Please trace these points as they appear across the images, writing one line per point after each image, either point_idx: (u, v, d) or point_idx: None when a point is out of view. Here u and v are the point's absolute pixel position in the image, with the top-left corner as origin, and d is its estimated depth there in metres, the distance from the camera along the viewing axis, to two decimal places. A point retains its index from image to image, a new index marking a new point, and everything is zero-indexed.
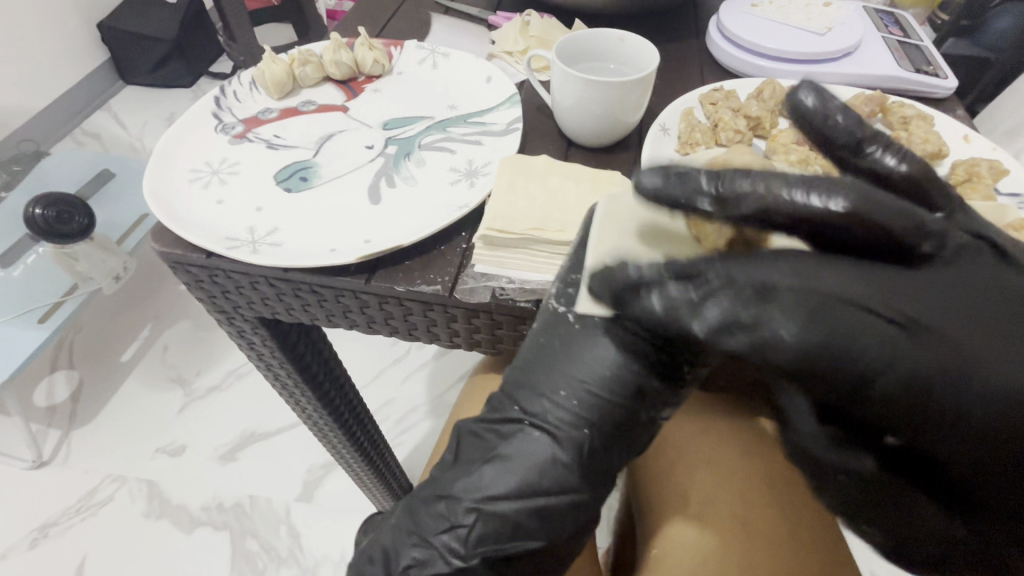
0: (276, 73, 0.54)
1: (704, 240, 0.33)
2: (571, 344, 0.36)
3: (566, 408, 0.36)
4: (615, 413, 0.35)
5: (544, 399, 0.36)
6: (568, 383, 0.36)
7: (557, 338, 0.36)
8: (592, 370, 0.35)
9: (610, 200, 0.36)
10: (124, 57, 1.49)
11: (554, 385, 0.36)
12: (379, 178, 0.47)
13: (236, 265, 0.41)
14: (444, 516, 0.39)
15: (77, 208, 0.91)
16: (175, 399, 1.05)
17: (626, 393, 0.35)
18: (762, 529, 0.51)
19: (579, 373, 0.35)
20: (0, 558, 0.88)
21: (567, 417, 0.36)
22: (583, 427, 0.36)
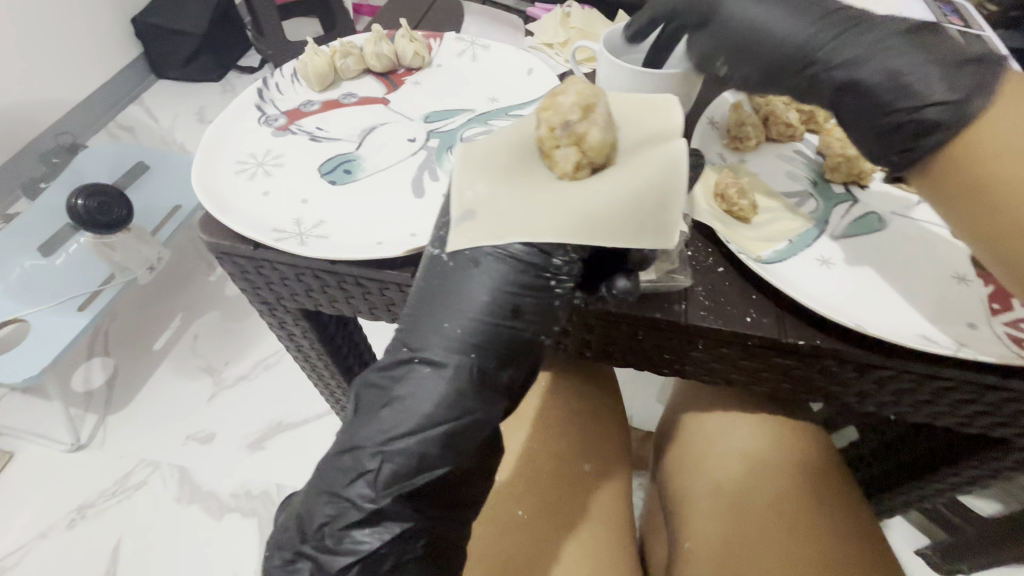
0: (319, 65, 0.54)
1: (555, 168, 0.36)
2: (454, 278, 0.35)
3: (455, 338, 0.34)
4: (499, 337, 0.34)
5: (428, 334, 0.34)
6: (449, 312, 0.34)
7: (436, 276, 0.35)
8: (475, 297, 0.34)
9: (466, 148, 0.38)
10: (158, 51, 1.51)
11: (435, 318, 0.34)
12: (423, 171, 0.47)
13: (284, 256, 0.41)
14: (350, 468, 0.34)
15: (116, 198, 0.93)
16: (206, 387, 1.07)
17: (510, 311, 0.34)
18: (787, 515, 0.50)
19: (461, 299, 0.34)
20: (41, 537, 0.91)
21: (454, 346, 0.34)
22: (469, 351, 0.34)
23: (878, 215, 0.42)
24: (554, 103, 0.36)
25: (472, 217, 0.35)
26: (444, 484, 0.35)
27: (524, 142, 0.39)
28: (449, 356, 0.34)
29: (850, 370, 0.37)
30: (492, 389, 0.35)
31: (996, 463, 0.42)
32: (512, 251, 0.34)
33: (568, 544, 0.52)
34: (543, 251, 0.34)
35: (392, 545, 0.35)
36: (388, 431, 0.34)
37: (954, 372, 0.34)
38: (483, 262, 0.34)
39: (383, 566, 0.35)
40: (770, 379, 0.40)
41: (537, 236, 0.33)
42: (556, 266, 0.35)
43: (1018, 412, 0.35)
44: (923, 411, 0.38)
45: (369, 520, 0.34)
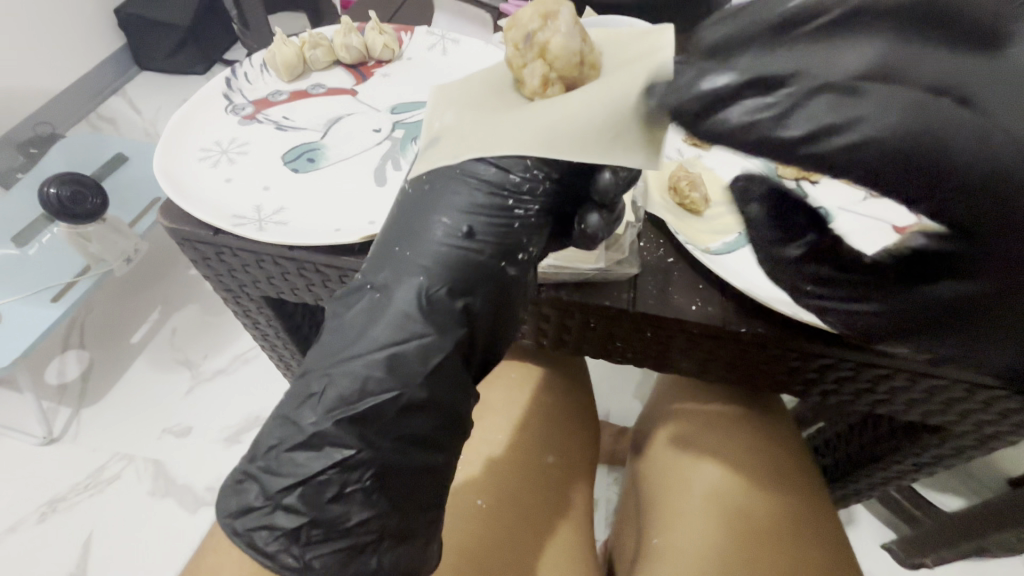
0: (287, 56, 0.54)
1: (527, 90, 0.36)
2: (413, 206, 0.35)
3: (409, 262, 0.34)
4: (454, 251, 0.34)
5: (388, 256, 0.35)
6: (408, 237, 0.34)
7: (399, 205, 0.36)
8: (430, 223, 0.34)
9: (441, 90, 0.40)
10: (140, 43, 1.50)
11: (396, 241, 0.35)
12: (386, 160, 0.47)
13: (243, 243, 0.41)
14: (300, 390, 0.34)
15: (91, 187, 0.92)
16: (182, 381, 1.06)
17: (463, 232, 0.34)
18: (754, 515, 0.50)
19: (422, 225, 0.35)
20: (11, 531, 0.90)
21: (409, 268, 0.34)
22: (421, 271, 0.33)
23: (825, 210, 0.43)
24: (516, 24, 0.37)
25: (440, 141, 0.37)
26: (400, 408, 0.33)
27: (500, 76, 0.39)
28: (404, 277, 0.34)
29: (793, 358, 0.38)
30: (438, 303, 0.33)
31: (935, 449, 0.44)
32: (470, 172, 0.34)
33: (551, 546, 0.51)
34: (500, 170, 0.34)
35: (332, 473, 0.32)
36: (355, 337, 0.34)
37: (887, 358, 0.35)
38: (442, 186, 0.35)
39: (326, 494, 0.32)
40: (719, 365, 0.41)
41: (488, 150, 0.34)
42: (515, 184, 0.34)
43: (950, 398, 0.37)
44: (864, 398, 0.39)
45: (311, 444, 0.32)
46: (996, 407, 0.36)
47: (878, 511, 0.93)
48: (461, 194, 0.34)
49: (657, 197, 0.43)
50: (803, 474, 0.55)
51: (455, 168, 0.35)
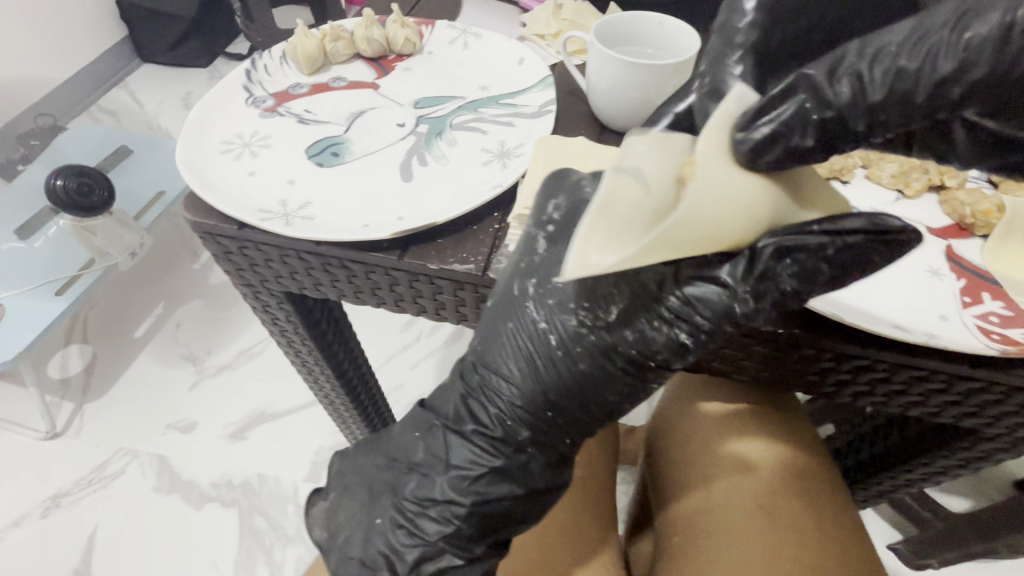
0: (308, 47, 0.53)
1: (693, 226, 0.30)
2: (540, 347, 0.36)
3: (529, 398, 0.38)
4: (564, 392, 0.37)
5: (499, 356, 0.38)
6: (529, 375, 0.37)
7: (524, 336, 0.37)
8: (557, 373, 0.36)
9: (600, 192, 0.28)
10: (143, 34, 1.48)
11: (515, 351, 0.37)
12: (411, 156, 0.46)
13: (269, 237, 0.41)
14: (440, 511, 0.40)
15: (98, 180, 0.92)
16: (187, 376, 1.06)
17: (582, 393, 0.37)
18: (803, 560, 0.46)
19: (545, 372, 0.37)
20: (13, 526, 0.90)
21: (526, 403, 0.38)
22: (541, 410, 0.38)
23: None
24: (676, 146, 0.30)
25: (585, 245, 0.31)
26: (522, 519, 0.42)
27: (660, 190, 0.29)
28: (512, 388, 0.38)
29: (828, 359, 0.37)
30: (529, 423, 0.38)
31: (965, 453, 0.44)
32: (604, 343, 0.35)
33: (596, 559, 0.49)
34: (635, 352, 0.35)
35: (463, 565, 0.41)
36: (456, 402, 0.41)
37: (926, 361, 0.35)
38: (573, 348, 0.36)
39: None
40: (751, 366, 0.41)
41: (627, 334, 0.34)
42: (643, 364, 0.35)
43: (987, 401, 0.37)
44: (897, 400, 0.39)
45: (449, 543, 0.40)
46: None
47: (884, 512, 0.93)
48: (586, 359, 0.35)
49: None
50: (822, 471, 0.54)
51: (591, 341, 0.35)
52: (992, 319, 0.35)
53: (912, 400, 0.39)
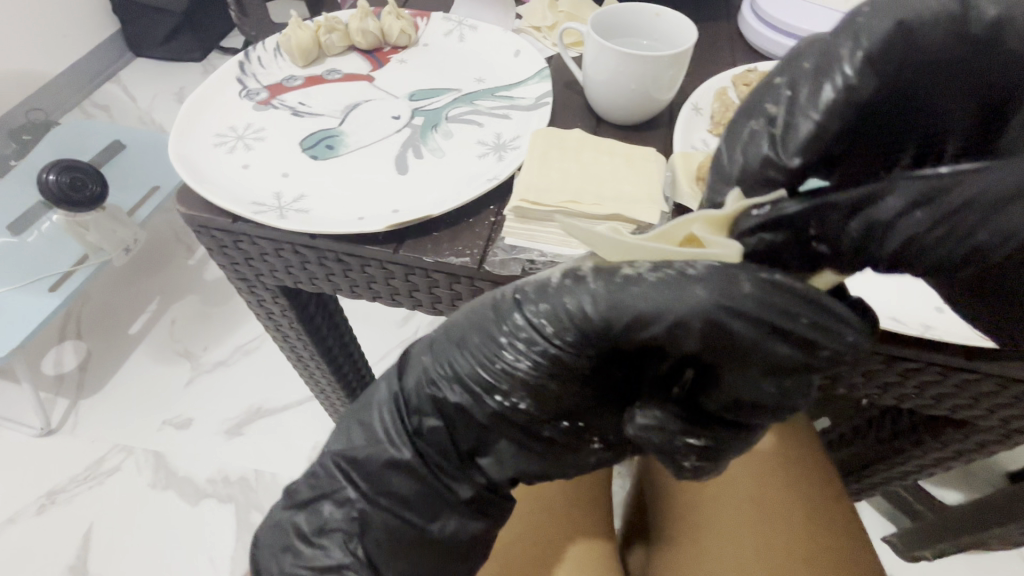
0: (302, 39, 0.53)
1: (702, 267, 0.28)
2: (478, 324, 0.34)
3: (454, 377, 0.36)
4: (455, 389, 0.36)
5: (415, 360, 0.39)
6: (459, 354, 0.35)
7: (471, 314, 0.35)
8: (479, 355, 0.34)
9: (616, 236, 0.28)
10: (135, 28, 1.47)
11: (423, 350, 0.38)
12: (406, 148, 0.46)
13: (264, 230, 0.40)
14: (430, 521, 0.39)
15: (91, 175, 0.91)
16: (183, 372, 1.05)
17: (506, 388, 0.34)
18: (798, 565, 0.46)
19: (468, 353, 0.35)
20: (8, 523, 0.89)
21: (452, 382, 0.36)
22: (462, 393, 0.36)
23: None
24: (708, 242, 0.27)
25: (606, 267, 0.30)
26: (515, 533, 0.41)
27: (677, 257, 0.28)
28: (417, 383, 0.38)
29: None
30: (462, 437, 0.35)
31: (958, 444, 0.44)
32: (533, 329, 0.32)
33: (575, 545, 0.49)
34: (557, 343, 0.31)
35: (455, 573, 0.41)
36: (382, 398, 0.40)
37: (922, 352, 0.35)
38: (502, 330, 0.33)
39: None
40: None
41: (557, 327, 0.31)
42: (567, 359, 0.32)
43: (982, 393, 0.37)
44: (893, 392, 0.39)
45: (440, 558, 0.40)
46: None
47: (877, 506, 0.94)
48: (506, 350, 0.33)
49: (689, 187, 0.40)
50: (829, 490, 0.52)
51: (516, 326, 0.32)
52: None
53: (907, 393, 0.39)
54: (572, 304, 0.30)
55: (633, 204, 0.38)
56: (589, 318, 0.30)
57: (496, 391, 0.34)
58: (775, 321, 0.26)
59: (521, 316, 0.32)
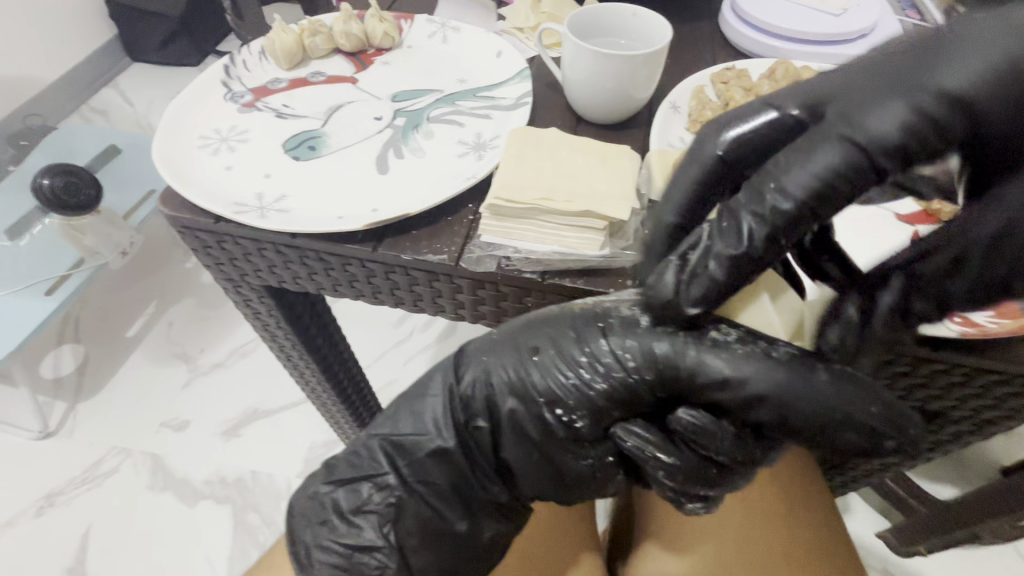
0: (286, 42, 0.54)
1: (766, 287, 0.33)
2: (561, 336, 0.36)
3: (520, 382, 0.36)
4: (514, 397, 0.36)
5: (475, 356, 0.38)
6: (533, 362, 0.36)
7: (551, 325, 0.36)
8: (554, 368, 0.35)
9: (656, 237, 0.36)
10: (132, 34, 1.48)
11: (484, 354, 0.38)
12: (387, 148, 0.47)
13: (245, 230, 0.41)
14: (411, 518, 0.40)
15: (85, 179, 0.92)
16: (180, 375, 1.06)
17: (570, 408, 0.35)
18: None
19: (541, 362, 0.36)
20: (7, 526, 0.90)
21: (515, 387, 0.36)
22: (518, 402, 0.36)
23: None
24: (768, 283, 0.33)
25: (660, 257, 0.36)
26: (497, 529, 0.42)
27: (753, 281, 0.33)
28: (478, 383, 0.38)
29: None
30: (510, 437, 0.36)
31: (934, 437, 0.45)
32: (616, 353, 0.34)
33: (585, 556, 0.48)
34: (634, 365, 0.34)
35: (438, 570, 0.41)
36: (434, 391, 0.39)
37: (887, 344, 0.35)
38: (586, 342, 0.35)
39: None
40: None
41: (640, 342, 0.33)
42: (637, 381, 0.34)
43: (950, 383, 0.37)
44: None
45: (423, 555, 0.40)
46: (997, 397, 0.37)
47: (872, 502, 0.93)
48: (584, 369, 0.35)
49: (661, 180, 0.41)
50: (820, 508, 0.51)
51: (598, 346, 0.35)
52: None
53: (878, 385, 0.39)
54: (657, 347, 0.33)
55: (605, 200, 0.38)
56: (669, 360, 0.33)
57: (563, 409, 0.35)
58: (834, 399, 0.31)
59: (600, 339, 0.35)
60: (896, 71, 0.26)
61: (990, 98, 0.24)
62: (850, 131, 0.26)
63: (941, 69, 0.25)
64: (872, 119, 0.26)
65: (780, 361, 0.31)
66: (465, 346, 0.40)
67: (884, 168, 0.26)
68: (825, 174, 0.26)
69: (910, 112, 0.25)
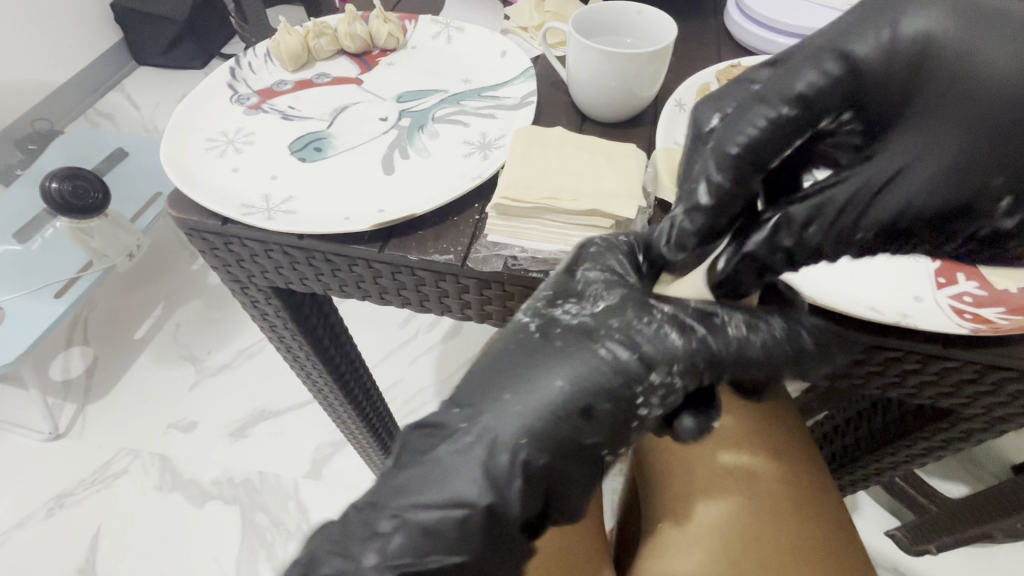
0: (291, 45, 0.54)
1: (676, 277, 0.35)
2: (563, 354, 0.31)
3: (546, 428, 0.30)
4: (568, 457, 0.30)
5: (495, 416, 0.30)
6: (540, 396, 0.30)
7: (542, 347, 0.32)
8: (568, 393, 0.30)
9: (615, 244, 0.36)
10: (138, 37, 1.49)
11: (496, 422, 0.30)
12: (393, 149, 0.47)
13: (252, 232, 0.41)
14: None
15: (93, 182, 0.92)
16: (187, 376, 1.06)
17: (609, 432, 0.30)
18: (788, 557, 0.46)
19: (544, 385, 0.30)
20: (18, 527, 0.90)
21: (545, 437, 0.30)
22: (553, 454, 0.30)
23: None
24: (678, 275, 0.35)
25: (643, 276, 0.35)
26: None
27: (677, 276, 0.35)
28: (509, 461, 0.30)
29: None
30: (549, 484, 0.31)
31: (945, 433, 0.45)
32: (617, 354, 0.31)
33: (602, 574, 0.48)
34: (645, 362, 0.31)
35: None
36: (454, 494, 0.30)
37: (898, 341, 0.35)
38: (584, 352, 0.31)
39: None
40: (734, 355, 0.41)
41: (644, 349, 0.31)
42: (651, 382, 0.31)
43: (961, 381, 0.37)
44: (876, 382, 0.39)
45: None
46: (1010, 394, 0.36)
47: (880, 501, 0.92)
48: (602, 379, 0.30)
49: (668, 182, 0.41)
50: (820, 483, 0.53)
51: (598, 352, 0.31)
52: (965, 299, 0.36)
53: (892, 384, 0.39)
54: (693, 350, 0.32)
55: (611, 199, 0.38)
56: (709, 356, 0.32)
57: (606, 448, 0.31)
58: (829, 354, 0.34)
59: (608, 354, 0.31)
60: (821, 39, 0.27)
61: (884, 67, 0.26)
62: (776, 91, 0.28)
63: (856, 36, 0.26)
64: (791, 78, 0.27)
65: (783, 330, 0.33)
66: (471, 415, 0.31)
67: (803, 123, 0.28)
68: (765, 126, 0.28)
69: (824, 72, 0.27)
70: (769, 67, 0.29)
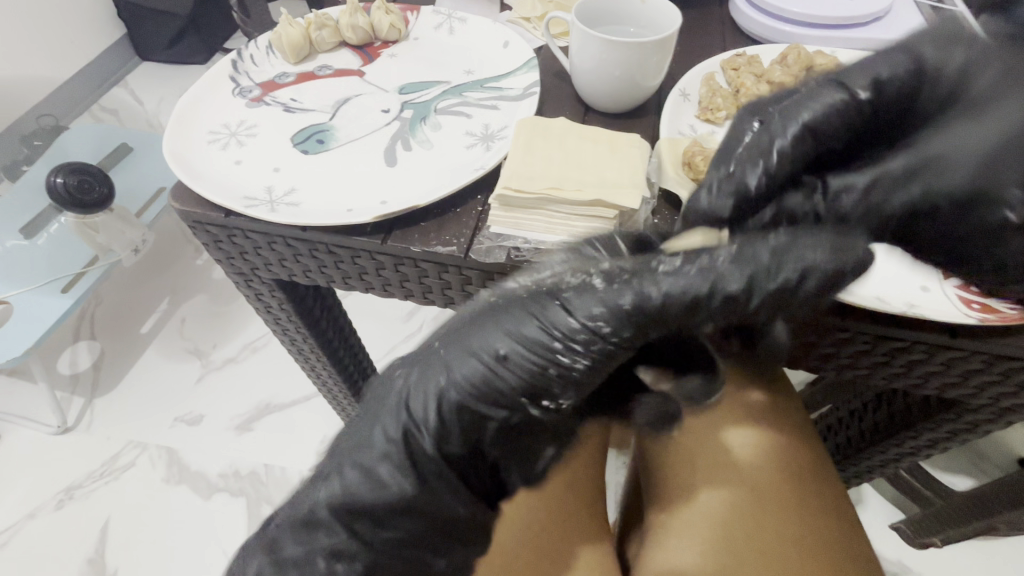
0: (293, 36, 0.53)
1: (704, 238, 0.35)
2: (492, 314, 0.34)
3: (467, 381, 0.33)
4: (483, 402, 0.32)
5: (428, 369, 0.34)
6: (462, 349, 0.33)
7: (477, 312, 0.34)
8: (489, 344, 0.33)
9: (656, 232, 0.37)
10: (142, 34, 1.49)
11: (423, 371, 0.34)
12: (395, 141, 0.47)
13: (255, 223, 0.41)
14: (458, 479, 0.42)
15: (97, 177, 0.92)
16: (193, 370, 1.07)
17: (536, 382, 0.32)
18: (780, 553, 0.46)
19: (471, 337, 0.34)
20: (29, 518, 0.91)
21: (467, 386, 0.33)
22: (479, 402, 0.32)
23: None
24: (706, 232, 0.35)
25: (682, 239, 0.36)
26: None
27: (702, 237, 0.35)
28: (430, 404, 0.33)
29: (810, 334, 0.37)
30: (478, 431, 0.33)
31: (951, 426, 0.45)
32: (548, 315, 0.32)
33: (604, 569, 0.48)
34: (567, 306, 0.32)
35: None
36: (381, 444, 0.33)
37: (900, 331, 0.35)
38: (512, 310, 0.33)
39: None
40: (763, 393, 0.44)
41: (575, 301, 0.32)
42: (573, 330, 0.32)
43: (968, 371, 0.37)
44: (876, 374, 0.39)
45: None
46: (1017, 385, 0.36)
47: (886, 493, 0.91)
48: (524, 327, 0.33)
49: (673, 171, 0.41)
50: (827, 490, 0.51)
51: (528, 306, 0.33)
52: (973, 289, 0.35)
53: (896, 370, 0.38)
54: (620, 300, 0.31)
55: (616, 189, 0.38)
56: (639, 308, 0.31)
57: (529, 398, 0.32)
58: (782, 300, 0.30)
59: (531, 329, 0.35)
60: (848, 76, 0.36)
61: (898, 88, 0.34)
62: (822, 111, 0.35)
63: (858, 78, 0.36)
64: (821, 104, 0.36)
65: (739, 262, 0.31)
66: (401, 374, 0.35)
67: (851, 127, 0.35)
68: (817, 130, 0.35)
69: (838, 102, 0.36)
70: (865, 92, 0.35)
